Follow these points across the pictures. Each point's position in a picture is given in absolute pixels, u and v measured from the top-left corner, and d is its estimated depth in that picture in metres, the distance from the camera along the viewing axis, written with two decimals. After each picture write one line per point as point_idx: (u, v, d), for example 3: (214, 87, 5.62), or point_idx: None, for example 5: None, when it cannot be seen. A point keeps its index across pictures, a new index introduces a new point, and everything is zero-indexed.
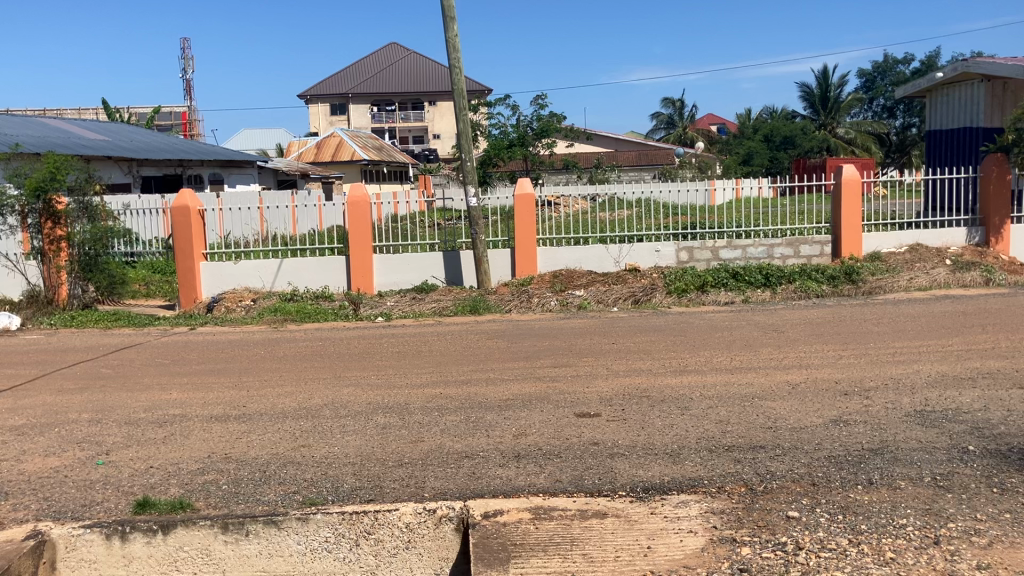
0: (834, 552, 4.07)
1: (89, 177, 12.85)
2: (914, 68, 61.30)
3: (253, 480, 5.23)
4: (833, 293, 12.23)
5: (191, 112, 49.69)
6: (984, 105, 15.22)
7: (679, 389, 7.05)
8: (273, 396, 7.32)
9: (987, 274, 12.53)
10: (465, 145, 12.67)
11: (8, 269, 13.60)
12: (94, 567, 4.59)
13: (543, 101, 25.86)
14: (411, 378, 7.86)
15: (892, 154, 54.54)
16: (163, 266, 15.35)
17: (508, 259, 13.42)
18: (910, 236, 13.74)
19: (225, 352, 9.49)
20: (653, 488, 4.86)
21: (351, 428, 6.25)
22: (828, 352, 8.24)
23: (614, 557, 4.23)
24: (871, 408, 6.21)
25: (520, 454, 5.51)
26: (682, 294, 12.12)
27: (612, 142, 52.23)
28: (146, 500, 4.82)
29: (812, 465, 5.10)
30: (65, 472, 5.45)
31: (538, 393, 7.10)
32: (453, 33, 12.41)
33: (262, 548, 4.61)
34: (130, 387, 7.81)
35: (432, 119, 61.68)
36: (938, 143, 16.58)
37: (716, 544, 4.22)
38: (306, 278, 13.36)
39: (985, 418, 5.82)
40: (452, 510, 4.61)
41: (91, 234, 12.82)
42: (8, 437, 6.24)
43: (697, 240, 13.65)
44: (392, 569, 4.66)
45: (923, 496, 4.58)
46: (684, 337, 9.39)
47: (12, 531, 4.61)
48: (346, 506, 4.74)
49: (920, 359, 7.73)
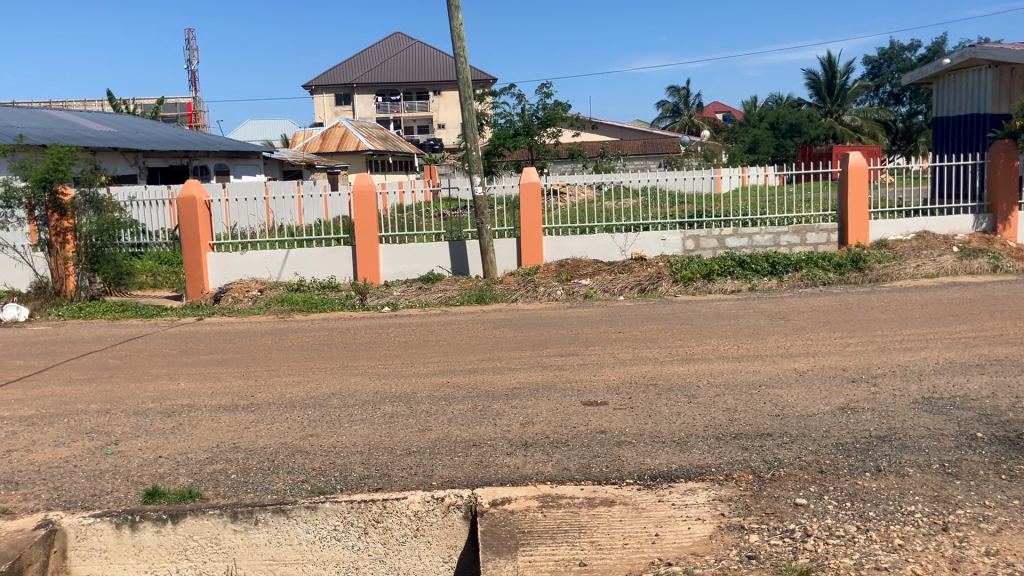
0: (842, 539, 4.08)
1: (95, 168, 12.89)
2: (921, 54, 61.06)
3: (261, 469, 5.26)
4: (839, 281, 12.20)
5: (197, 103, 49.68)
6: (991, 92, 15.09)
7: (686, 376, 7.08)
8: (280, 385, 7.35)
9: (994, 261, 12.47)
10: (471, 135, 12.61)
11: (16, 260, 13.85)
12: (104, 556, 4.63)
13: (548, 89, 25.83)
14: (419, 367, 7.89)
15: (898, 141, 54.41)
16: (169, 255, 15.36)
17: (514, 247, 13.38)
18: (917, 224, 13.70)
19: (232, 343, 9.51)
20: (660, 475, 4.87)
21: (358, 417, 6.28)
22: (834, 340, 8.24)
23: (622, 545, 4.25)
24: (878, 396, 6.21)
25: (527, 442, 5.53)
26: (688, 283, 12.09)
27: (618, 133, 52.02)
28: (156, 490, 4.85)
29: (820, 452, 5.10)
30: (74, 462, 5.48)
31: (545, 381, 7.13)
32: (457, 21, 12.37)
33: (271, 537, 4.64)
34: (139, 377, 7.85)
35: (436, 109, 61.80)
36: (944, 130, 16.51)
37: (724, 532, 4.23)
38: (311, 269, 13.37)
39: (993, 404, 5.81)
40: (460, 498, 4.62)
41: (97, 226, 12.89)
42: (18, 428, 6.27)
43: (703, 229, 13.63)
44: (401, 557, 4.70)
45: (931, 483, 4.59)
46: (691, 326, 9.38)
47: (23, 520, 4.64)
48: (355, 494, 4.75)
49: (927, 346, 7.73)
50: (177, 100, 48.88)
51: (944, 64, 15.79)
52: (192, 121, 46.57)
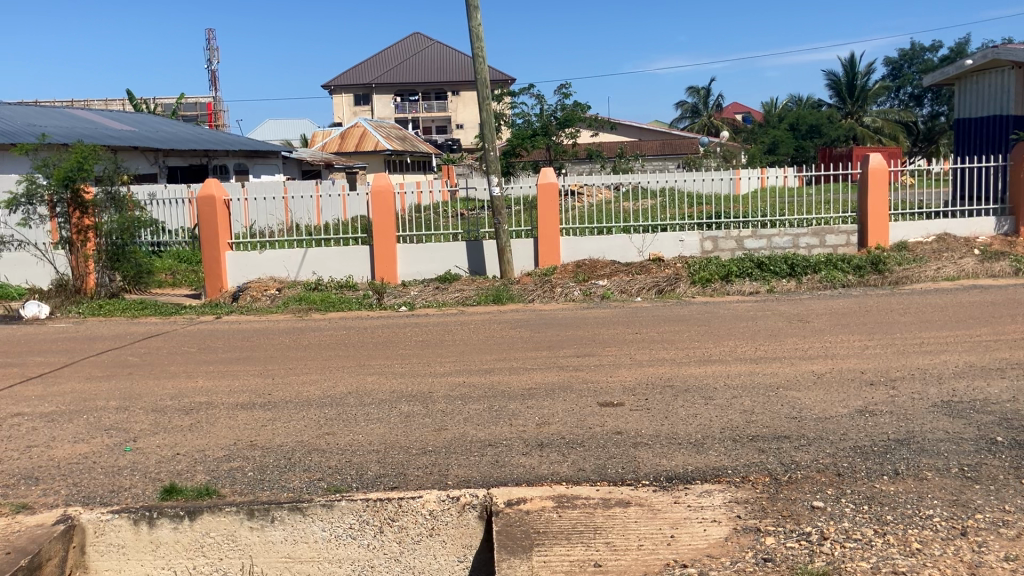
0: (859, 543, 4.05)
1: (117, 168, 13.02)
2: (944, 55, 60.39)
3: (278, 467, 5.29)
4: (858, 283, 12.09)
5: (218, 103, 50.08)
6: (1015, 93, 14.90)
7: (704, 378, 7.04)
8: (297, 384, 7.38)
9: (1017, 264, 12.23)
10: (486, 134, 12.48)
11: (39, 259, 14.24)
12: (123, 552, 4.67)
13: (566, 90, 25.80)
14: (434, 367, 7.91)
15: (920, 143, 53.90)
16: (188, 255, 15.80)
17: (531, 248, 13.37)
18: (938, 225, 13.59)
19: (250, 341, 9.56)
20: (677, 477, 4.86)
21: (374, 416, 6.29)
22: (854, 342, 8.15)
23: (637, 546, 4.22)
24: (897, 399, 6.15)
25: (543, 443, 5.53)
26: (706, 284, 12.03)
27: (636, 134, 51.82)
28: (174, 487, 4.89)
29: (837, 456, 5.06)
30: (94, 458, 5.55)
31: (561, 382, 7.11)
32: (475, 21, 12.39)
33: (287, 535, 4.67)
34: (158, 374, 7.95)
35: (455, 109, 62.10)
36: (966, 131, 16.34)
37: (740, 534, 4.21)
38: (329, 268, 13.45)
39: (1014, 410, 5.73)
40: (475, 498, 4.64)
41: (118, 224, 13.00)
42: (39, 423, 6.36)
43: (721, 229, 13.55)
44: (416, 557, 4.70)
45: (950, 488, 4.54)
46: (708, 327, 9.37)
47: (44, 514, 4.71)
48: (370, 493, 4.78)
49: (947, 349, 7.64)
50: (198, 100, 49.39)
51: (967, 65, 15.61)
52: (213, 121, 46.95)
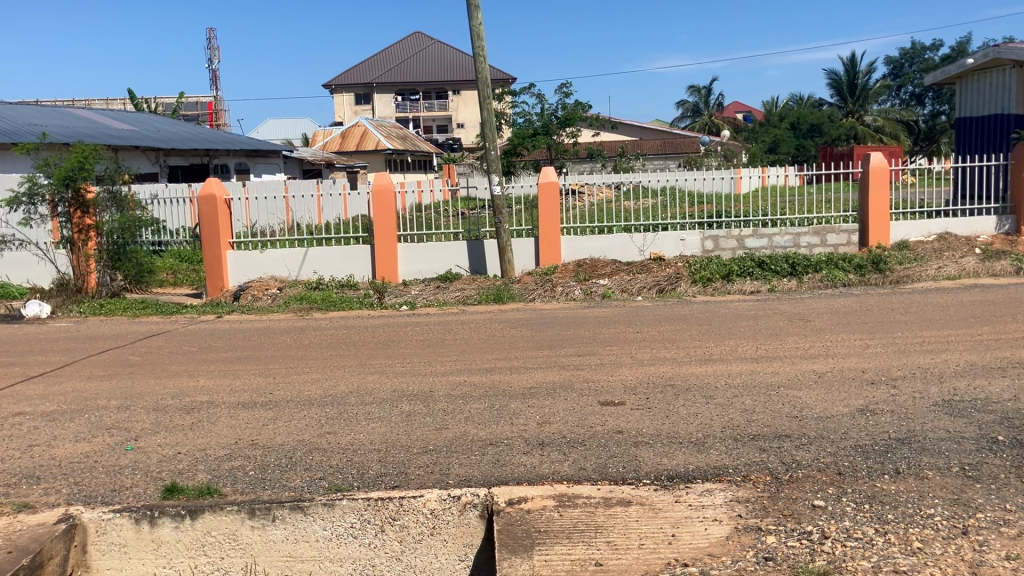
0: (860, 542, 4.05)
1: (118, 167, 13.02)
2: (945, 54, 60.36)
3: (279, 466, 5.30)
4: (859, 282, 12.08)
5: (218, 103, 50.07)
6: (1015, 92, 14.89)
7: (704, 377, 7.03)
8: (298, 383, 7.38)
9: (1018, 263, 12.22)
10: (487, 133, 12.51)
11: (40, 258, 14.20)
12: (124, 551, 4.68)
13: (567, 89, 25.81)
14: (435, 366, 7.91)
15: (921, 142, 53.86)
16: (190, 254, 15.78)
17: (532, 247, 13.38)
18: (939, 224, 13.58)
19: (251, 341, 9.57)
20: (677, 476, 4.86)
21: (375, 415, 6.29)
22: (855, 341, 8.15)
23: (638, 545, 4.22)
24: (898, 398, 6.14)
25: (544, 442, 5.52)
26: (706, 284, 12.03)
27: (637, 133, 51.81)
28: (175, 486, 4.89)
29: (838, 455, 5.06)
30: (95, 458, 5.55)
31: (562, 381, 7.11)
32: (476, 20, 12.39)
33: (288, 533, 4.67)
34: (159, 373, 7.95)
35: (456, 109, 62.10)
36: (967, 130, 16.32)
37: (741, 533, 4.21)
38: (330, 267, 13.46)
39: (1015, 409, 5.73)
40: (476, 497, 4.64)
41: (118, 224, 12.98)
42: (40, 423, 6.36)
43: (722, 228, 13.53)
44: (417, 556, 4.70)
45: (951, 487, 4.54)
46: (709, 326, 9.37)
47: (45, 514, 4.71)
48: (371, 493, 4.78)
49: (948, 348, 7.63)
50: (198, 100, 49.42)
51: (969, 64, 15.58)
52: (213, 120, 46.93)
